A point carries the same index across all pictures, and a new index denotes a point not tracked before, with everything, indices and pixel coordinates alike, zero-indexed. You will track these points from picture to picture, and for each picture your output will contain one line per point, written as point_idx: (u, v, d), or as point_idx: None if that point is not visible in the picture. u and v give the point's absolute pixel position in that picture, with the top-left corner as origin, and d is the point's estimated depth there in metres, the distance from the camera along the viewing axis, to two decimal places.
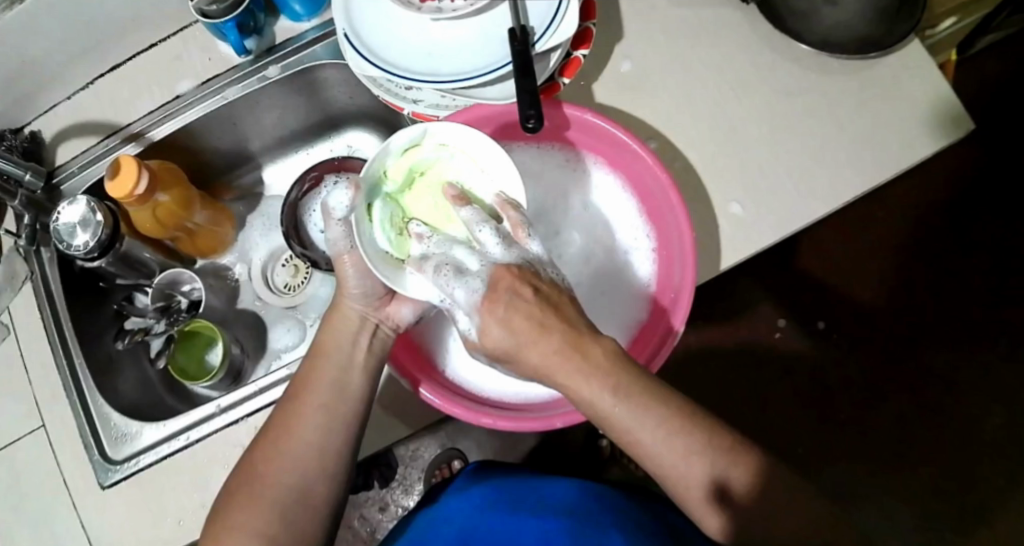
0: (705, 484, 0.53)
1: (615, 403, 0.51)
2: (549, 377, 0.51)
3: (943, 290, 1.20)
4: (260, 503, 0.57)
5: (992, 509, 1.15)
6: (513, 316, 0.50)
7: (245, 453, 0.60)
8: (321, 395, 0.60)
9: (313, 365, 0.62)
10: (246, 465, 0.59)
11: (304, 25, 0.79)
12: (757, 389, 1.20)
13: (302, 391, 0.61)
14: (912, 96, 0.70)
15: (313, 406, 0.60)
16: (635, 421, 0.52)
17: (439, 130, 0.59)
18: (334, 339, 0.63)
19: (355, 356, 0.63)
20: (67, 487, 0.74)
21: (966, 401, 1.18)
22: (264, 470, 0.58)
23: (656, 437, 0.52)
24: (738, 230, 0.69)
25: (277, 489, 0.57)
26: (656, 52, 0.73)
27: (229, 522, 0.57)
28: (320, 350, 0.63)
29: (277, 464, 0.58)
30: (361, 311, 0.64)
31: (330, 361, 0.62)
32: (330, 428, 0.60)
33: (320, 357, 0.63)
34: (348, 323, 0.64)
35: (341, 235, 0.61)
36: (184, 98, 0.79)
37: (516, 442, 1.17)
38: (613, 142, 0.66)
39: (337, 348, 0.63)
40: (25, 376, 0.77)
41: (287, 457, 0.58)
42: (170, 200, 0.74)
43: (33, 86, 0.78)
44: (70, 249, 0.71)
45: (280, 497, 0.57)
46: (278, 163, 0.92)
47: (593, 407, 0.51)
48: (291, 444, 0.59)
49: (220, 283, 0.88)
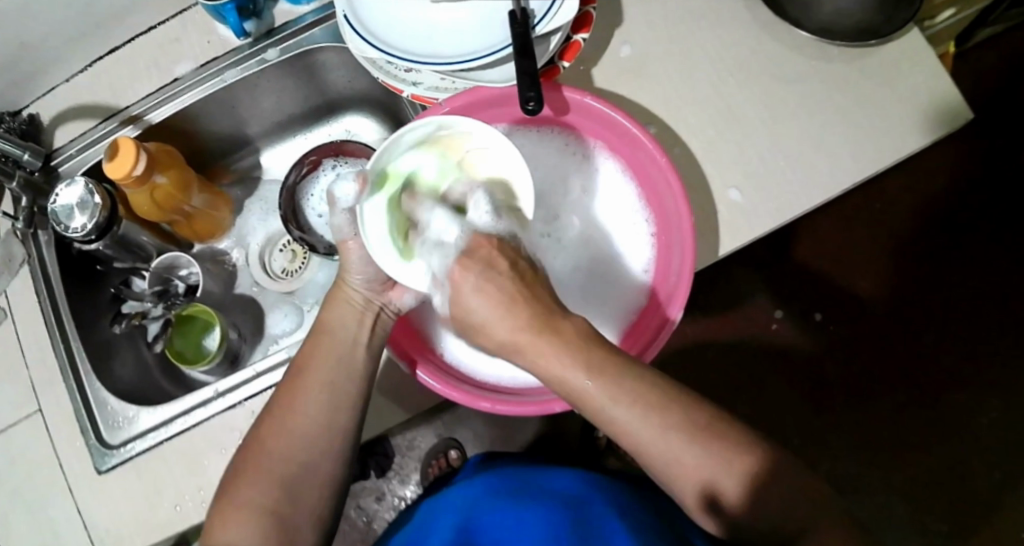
0: (686, 462, 0.52)
1: (588, 381, 0.52)
2: (528, 359, 0.52)
3: (942, 282, 1.20)
4: (267, 481, 0.56)
5: (988, 502, 1.15)
6: (484, 289, 0.53)
7: (249, 430, 0.59)
8: (327, 372, 0.60)
9: (314, 343, 0.62)
10: (250, 443, 0.58)
11: (304, 8, 0.78)
12: (755, 381, 1.20)
13: (306, 368, 0.60)
14: (911, 81, 0.70)
15: (318, 384, 0.59)
16: (614, 407, 0.52)
17: (453, 123, 0.59)
18: (337, 317, 0.63)
19: (359, 336, 0.62)
20: (62, 470, 0.74)
21: (963, 394, 1.17)
22: (269, 448, 0.57)
23: (629, 415, 0.52)
24: (737, 216, 0.69)
25: (284, 467, 0.57)
26: (656, 36, 0.73)
27: (235, 500, 0.56)
28: (323, 328, 0.63)
29: (283, 442, 0.58)
30: (363, 295, 0.64)
31: (336, 340, 0.62)
32: (336, 405, 0.59)
33: (323, 336, 0.62)
34: (351, 303, 0.63)
35: (345, 222, 0.63)
36: (183, 80, 0.79)
37: (513, 433, 1.17)
38: (613, 126, 0.66)
39: (339, 328, 0.62)
40: (21, 359, 0.77)
41: (294, 435, 0.58)
42: (168, 183, 0.74)
43: (30, 69, 0.78)
44: (67, 231, 0.71)
45: (288, 474, 0.57)
46: (277, 147, 0.92)
47: (568, 390, 0.52)
48: (297, 421, 0.58)
49: (218, 268, 0.88)
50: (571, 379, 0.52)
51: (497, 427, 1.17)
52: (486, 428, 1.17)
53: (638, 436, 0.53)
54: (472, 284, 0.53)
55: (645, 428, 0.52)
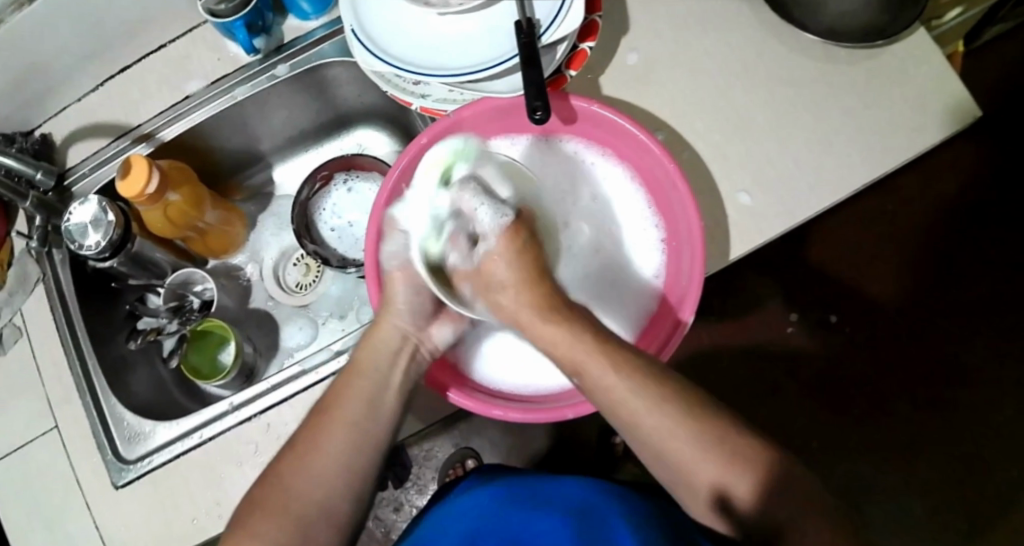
0: (700, 472, 0.54)
1: (592, 360, 0.56)
2: (528, 329, 0.60)
3: (956, 281, 1.19)
4: (287, 514, 0.57)
5: (1010, 503, 1.13)
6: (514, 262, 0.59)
7: (269, 465, 0.60)
8: (351, 415, 0.61)
9: (346, 382, 0.63)
10: (272, 476, 0.59)
11: (312, 23, 0.79)
12: (770, 385, 1.19)
13: (333, 407, 0.61)
14: (921, 80, 0.70)
15: (344, 423, 0.60)
16: (606, 379, 0.56)
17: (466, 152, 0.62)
18: (370, 359, 0.64)
19: (392, 376, 0.64)
20: (80, 487, 0.74)
21: (980, 394, 1.16)
22: (292, 482, 0.58)
23: (637, 402, 0.55)
24: (750, 220, 0.68)
25: (305, 505, 0.57)
26: (663, 42, 0.73)
27: (255, 531, 0.56)
28: (355, 369, 0.64)
29: (307, 477, 0.58)
30: (403, 330, 0.65)
31: (366, 380, 0.63)
32: (359, 448, 0.60)
33: (354, 375, 0.63)
34: (390, 341, 0.64)
35: (401, 246, 0.63)
36: (193, 98, 0.80)
37: (528, 442, 1.17)
38: (620, 132, 0.66)
39: (372, 368, 0.64)
40: (37, 377, 0.77)
41: (314, 474, 0.58)
42: (180, 199, 0.75)
43: (43, 90, 0.79)
44: (82, 249, 0.71)
45: (305, 513, 0.57)
46: (288, 163, 0.92)
47: (566, 355, 0.57)
48: (318, 460, 0.59)
49: (231, 283, 0.88)
50: (563, 342, 0.57)
51: (512, 436, 1.17)
52: (500, 437, 1.17)
53: (639, 413, 0.56)
54: (505, 264, 0.59)
55: (640, 403, 0.56)
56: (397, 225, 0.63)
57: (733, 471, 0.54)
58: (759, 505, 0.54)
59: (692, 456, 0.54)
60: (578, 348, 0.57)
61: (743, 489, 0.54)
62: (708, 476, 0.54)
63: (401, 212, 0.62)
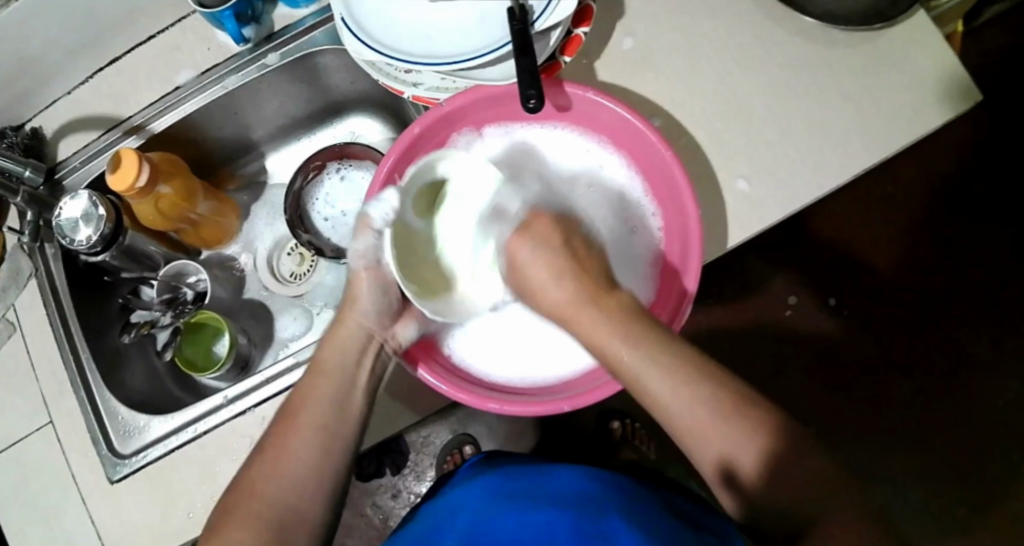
0: (720, 462, 0.54)
1: (627, 346, 0.57)
2: (573, 319, 0.62)
3: (954, 263, 1.18)
4: (255, 516, 0.55)
5: (1006, 483, 1.14)
6: (538, 252, 0.65)
7: (241, 468, 0.59)
8: (320, 414, 0.61)
9: (312, 382, 0.63)
10: (242, 482, 0.58)
11: (302, 11, 0.77)
12: (769, 369, 1.19)
13: (301, 406, 0.61)
14: (921, 62, 0.69)
15: (310, 423, 0.60)
16: (637, 360, 0.57)
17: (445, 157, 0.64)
18: (334, 359, 0.64)
19: (356, 377, 0.64)
20: (76, 481, 0.74)
21: (979, 375, 1.16)
22: (261, 485, 0.57)
23: (660, 382, 0.56)
24: (747, 208, 0.68)
25: (276, 505, 0.56)
26: (659, 28, 0.72)
27: (223, 533, 0.55)
28: (320, 369, 0.64)
29: (273, 480, 0.57)
30: (368, 328, 0.66)
31: (334, 380, 0.63)
32: (326, 447, 0.59)
33: (320, 376, 0.63)
34: (351, 342, 0.65)
35: (370, 246, 0.65)
36: (183, 88, 0.79)
37: (526, 429, 1.17)
38: (617, 120, 0.65)
39: (336, 368, 0.64)
40: (32, 372, 0.77)
41: (284, 475, 0.57)
42: (172, 192, 0.74)
43: (31, 82, 0.78)
44: (73, 244, 0.71)
45: (276, 512, 0.56)
46: (281, 151, 0.91)
47: (592, 337, 0.60)
48: (287, 461, 0.58)
49: (226, 273, 0.88)
50: (599, 327, 0.60)
51: (509, 424, 1.17)
52: (499, 424, 1.17)
53: (657, 392, 0.56)
54: (527, 251, 0.66)
55: (665, 384, 0.56)
56: (372, 223, 0.63)
57: (745, 439, 0.53)
58: (762, 480, 0.53)
59: (702, 432, 0.54)
60: (613, 332, 0.59)
61: (750, 463, 0.53)
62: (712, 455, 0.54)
63: (375, 214, 0.62)
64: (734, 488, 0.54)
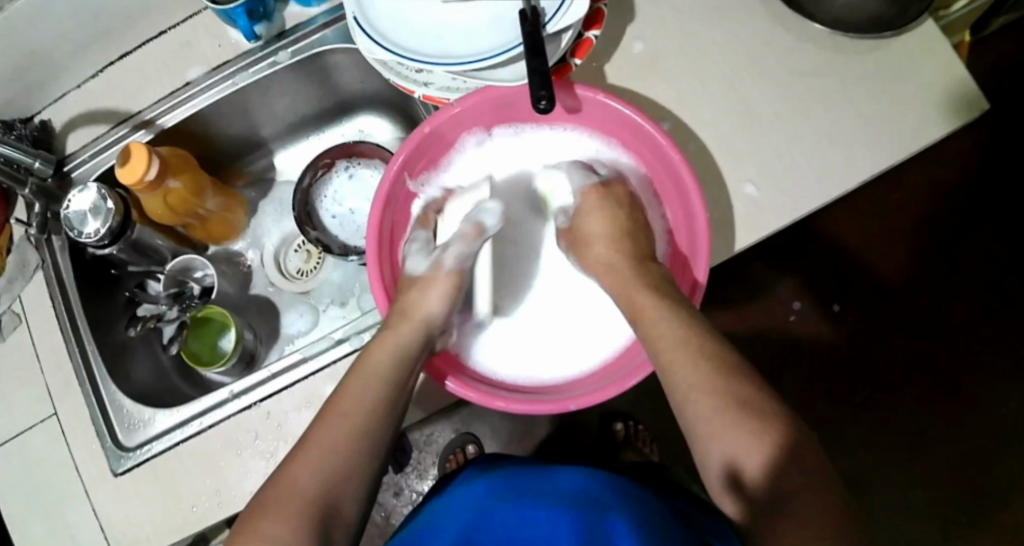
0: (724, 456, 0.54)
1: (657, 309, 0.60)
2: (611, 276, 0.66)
3: (957, 273, 1.18)
4: (292, 514, 0.54)
5: (1006, 494, 1.14)
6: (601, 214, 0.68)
7: (280, 462, 0.58)
8: (365, 418, 0.59)
9: (358, 382, 0.61)
10: (279, 476, 0.57)
11: (315, 9, 0.78)
12: (771, 376, 1.19)
13: (346, 406, 0.59)
14: (929, 70, 0.69)
15: (356, 425, 0.58)
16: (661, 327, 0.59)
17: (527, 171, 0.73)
18: (384, 361, 0.62)
19: (406, 381, 0.62)
20: (80, 473, 0.74)
21: (981, 385, 1.16)
22: (300, 482, 0.55)
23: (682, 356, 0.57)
24: (754, 212, 0.68)
25: (315, 504, 0.55)
26: (668, 32, 0.73)
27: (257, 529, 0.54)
28: (368, 369, 0.61)
29: (314, 478, 0.56)
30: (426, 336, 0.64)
31: (380, 382, 0.61)
32: (368, 450, 0.58)
33: (367, 377, 0.61)
34: (408, 347, 0.63)
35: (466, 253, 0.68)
36: (195, 84, 0.79)
37: (529, 431, 1.17)
38: (625, 122, 0.66)
39: (386, 370, 0.61)
40: (37, 364, 0.78)
41: (326, 475, 0.56)
42: (181, 186, 0.74)
43: (43, 75, 0.79)
44: (81, 237, 0.71)
45: (313, 513, 0.55)
46: (290, 149, 0.92)
47: (630, 296, 0.63)
48: (330, 460, 0.57)
49: (233, 269, 0.88)
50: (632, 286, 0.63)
51: (511, 426, 1.17)
52: (501, 425, 1.17)
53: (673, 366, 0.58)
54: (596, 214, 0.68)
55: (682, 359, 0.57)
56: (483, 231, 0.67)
57: (752, 438, 0.53)
58: (770, 482, 0.53)
59: (709, 420, 0.55)
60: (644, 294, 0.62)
61: (756, 463, 0.53)
62: (719, 451, 0.54)
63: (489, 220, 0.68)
64: (738, 489, 0.54)
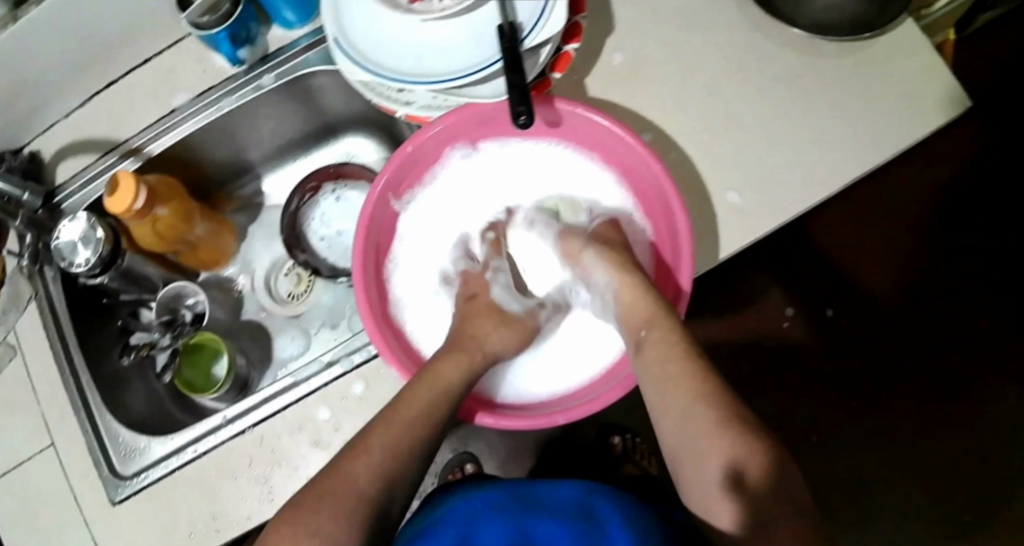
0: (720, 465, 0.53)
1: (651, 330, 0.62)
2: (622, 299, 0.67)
3: (952, 269, 1.18)
4: (351, 512, 0.54)
5: (1010, 491, 1.13)
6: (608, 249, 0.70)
7: (338, 457, 0.57)
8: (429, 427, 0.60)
9: (424, 389, 0.61)
10: (334, 471, 0.56)
11: (297, 32, 0.78)
12: (769, 379, 1.19)
13: (412, 411, 0.60)
14: (908, 71, 0.69)
15: (419, 434, 0.59)
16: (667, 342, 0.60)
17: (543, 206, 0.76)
18: (450, 374, 0.63)
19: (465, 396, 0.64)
20: (77, 503, 0.74)
21: (981, 381, 1.15)
22: (360, 482, 0.55)
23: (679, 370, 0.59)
24: (739, 219, 0.68)
25: (372, 505, 0.55)
26: (647, 42, 0.73)
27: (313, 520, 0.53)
28: (435, 378, 0.62)
29: (374, 480, 0.56)
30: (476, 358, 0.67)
31: (447, 394, 0.62)
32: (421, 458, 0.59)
33: (433, 385, 0.62)
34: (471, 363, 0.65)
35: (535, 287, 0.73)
36: (180, 110, 0.80)
37: (528, 444, 1.16)
38: (607, 134, 0.66)
39: (452, 384, 0.63)
40: (31, 394, 0.78)
41: (384, 477, 0.56)
42: (169, 214, 0.75)
43: (30, 106, 0.79)
44: (72, 267, 0.71)
45: (369, 514, 0.55)
46: (277, 173, 0.92)
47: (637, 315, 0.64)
48: (393, 464, 0.57)
49: (224, 295, 0.89)
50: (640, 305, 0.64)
51: (511, 440, 1.16)
52: (499, 439, 1.17)
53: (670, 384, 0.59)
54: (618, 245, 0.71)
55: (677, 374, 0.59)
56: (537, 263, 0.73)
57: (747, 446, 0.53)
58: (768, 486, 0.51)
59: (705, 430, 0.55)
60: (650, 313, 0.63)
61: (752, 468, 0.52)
62: (718, 451, 0.54)
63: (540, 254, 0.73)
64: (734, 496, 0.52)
